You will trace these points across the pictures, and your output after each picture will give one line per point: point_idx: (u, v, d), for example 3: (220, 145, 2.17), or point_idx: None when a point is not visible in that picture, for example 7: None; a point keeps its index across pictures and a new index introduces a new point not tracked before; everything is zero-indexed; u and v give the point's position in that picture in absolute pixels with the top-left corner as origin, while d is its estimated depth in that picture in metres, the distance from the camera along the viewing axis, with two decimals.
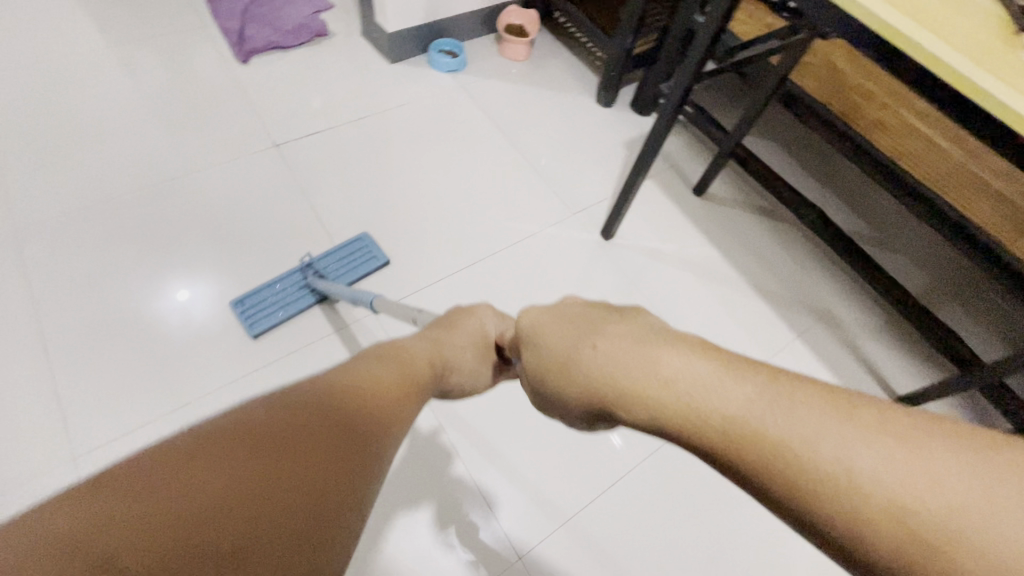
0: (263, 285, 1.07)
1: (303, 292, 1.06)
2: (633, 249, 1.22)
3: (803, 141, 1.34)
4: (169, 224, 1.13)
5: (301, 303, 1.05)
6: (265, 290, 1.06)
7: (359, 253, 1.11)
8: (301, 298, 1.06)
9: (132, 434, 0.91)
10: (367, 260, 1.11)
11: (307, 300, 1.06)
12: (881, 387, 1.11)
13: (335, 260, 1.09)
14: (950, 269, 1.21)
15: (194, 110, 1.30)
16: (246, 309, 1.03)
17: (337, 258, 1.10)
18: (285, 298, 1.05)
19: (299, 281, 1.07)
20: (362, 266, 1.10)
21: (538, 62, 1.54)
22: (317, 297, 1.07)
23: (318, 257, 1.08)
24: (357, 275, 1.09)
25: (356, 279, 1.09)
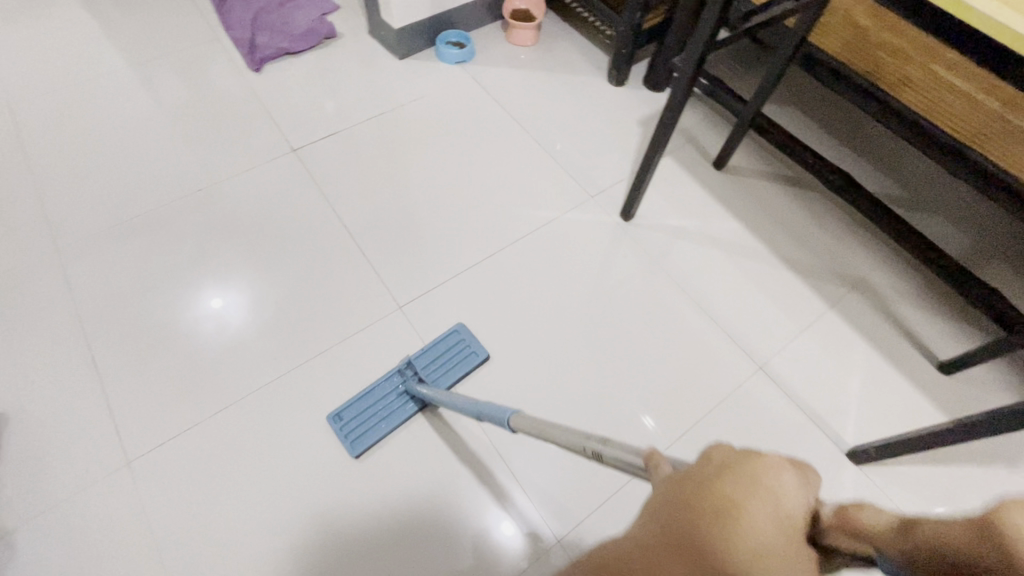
0: (358, 396, 0.99)
1: (405, 400, 0.99)
2: (655, 228, 1.21)
3: (827, 105, 1.29)
4: (199, 235, 1.16)
5: (400, 415, 0.97)
6: (364, 402, 0.98)
7: (458, 352, 1.02)
8: (402, 407, 0.98)
9: (178, 438, 0.95)
10: (466, 356, 1.02)
11: (405, 412, 0.98)
12: (922, 352, 1.06)
13: (432, 357, 1.01)
14: (989, 225, 1.16)
15: (215, 122, 1.33)
16: (260, 315, 1.07)
17: (434, 355, 1.01)
18: (385, 412, 0.98)
19: (398, 388, 1.00)
20: (463, 365, 1.01)
21: (547, 47, 1.52)
22: (420, 404, 0.99)
23: (418, 356, 1.01)
24: (456, 374, 1.00)
25: (456, 381, 1.00)
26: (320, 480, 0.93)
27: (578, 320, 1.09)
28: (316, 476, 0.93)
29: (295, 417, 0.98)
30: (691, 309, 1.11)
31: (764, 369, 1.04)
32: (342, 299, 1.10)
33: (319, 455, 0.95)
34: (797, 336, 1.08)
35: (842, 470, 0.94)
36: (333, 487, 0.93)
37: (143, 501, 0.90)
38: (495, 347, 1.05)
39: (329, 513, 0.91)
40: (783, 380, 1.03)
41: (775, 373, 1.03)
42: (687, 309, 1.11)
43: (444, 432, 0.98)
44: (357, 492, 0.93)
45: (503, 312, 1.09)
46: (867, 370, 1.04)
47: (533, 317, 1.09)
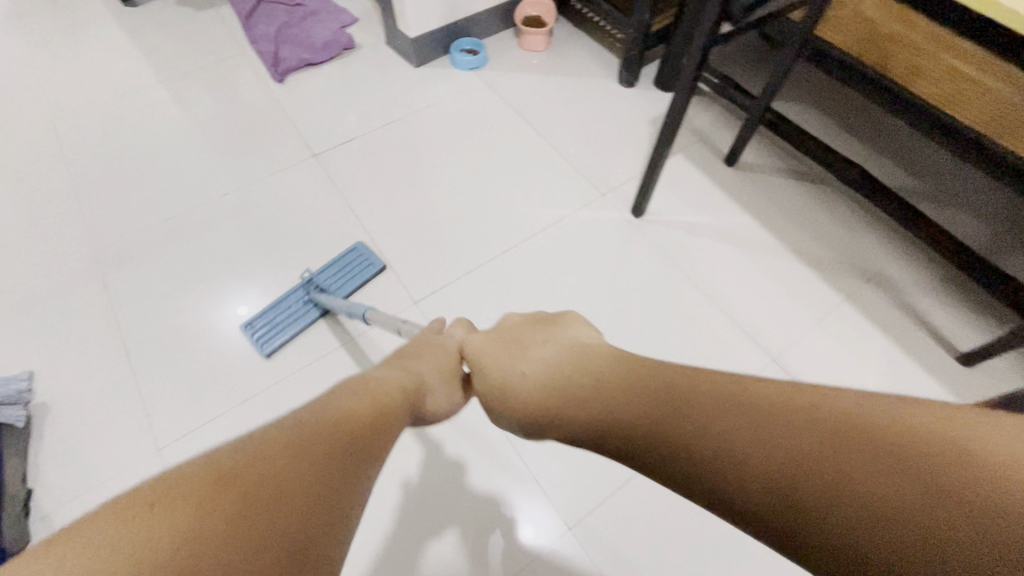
0: (271, 304, 1.10)
1: (308, 307, 1.10)
2: (667, 224, 1.22)
3: (840, 99, 1.29)
4: (226, 236, 1.22)
5: (306, 318, 1.09)
6: (276, 309, 1.09)
7: (356, 263, 1.14)
8: (306, 313, 1.09)
9: (205, 428, 0.99)
10: (364, 268, 1.14)
11: (310, 315, 1.09)
12: (940, 343, 1.05)
13: (333, 273, 1.12)
14: (1009, 215, 1.14)
15: (241, 130, 1.40)
16: (256, 330, 1.07)
17: (335, 271, 1.13)
18: (293, 314, 1.09)
19: (302, 298, 1.11)
20: (359, 276, 1.13)
21: (558, 52, 1.55)
22: (319, 310, 1.10)
23: (319, 272, 1.11)
24: (355, 283, 1.12)
25: (356, 287, 1.12)
26: None
27: (590, 313, 1.10)
28: None
29: None
30: (703, 302, 1.11)
31: (777, 361, 1.04)
32: (359, 294, 1.14)
33: None
34: (811, 328, 1.07)
35: None
36: None
37: None
38: None
39: None
40: (797, 371, 1.02)
41: (788, 365, 1.03)
42: (699, 302, 1.11)
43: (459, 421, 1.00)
44: None
45: (516, 305, 1.11)
46: (885, 362, 1.03)
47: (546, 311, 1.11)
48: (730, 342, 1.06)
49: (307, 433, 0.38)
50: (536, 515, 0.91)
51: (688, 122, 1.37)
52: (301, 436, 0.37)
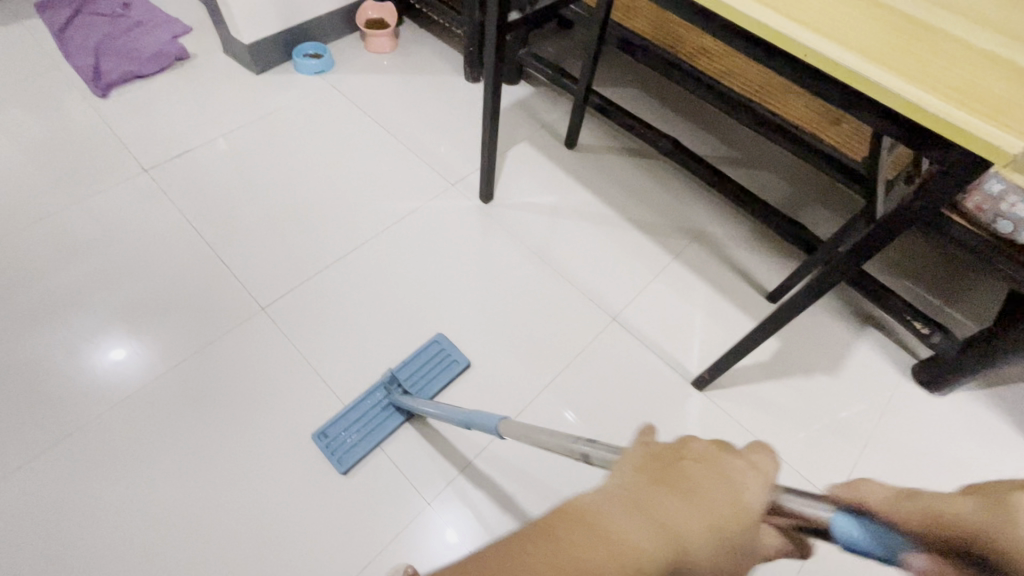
0: (344, 409, 0.97)
1: (387, 410, 0.97)
2: (515, 206, 1.28)
3: (661, 87, 1.47)
4: (38, 262, 1.10)
5: (386, 427, 0.96)
6: (345, 414, 0.96)
7: (437, 359, 1.03)
8: (385, 417, 0.97)
9: (14, 477, 0.87)
10: (446, 365, 1.03)
11: (394, 420, 0.97)
12: (752, 286, 1.19)
13: (416, 368, 1.02)
14: (801, 176, 1.36)
15: (59, 149, 1.29)
16: (330, 440, 0.94)
17: (418, 366, 1.02)
18: (365, 422, 0.96)
19: (381, 399, 0.98)
20: (444, 373, 1.02)
21: (405, 52, 1.58)
22: (403, 412, 0.97)
23: (399, 368, 1.01)
24: (438, 383, 1.01)
25: (438, 393, 1.01)
26: (181, 491, 0.89)
27: (445, 298, 1.13)
28: (172, 488, 0.89)
29: (150, 432, 0.93)
30: (550, 275, 1.18)
31: (618, 319, 1.13)
32: (201, 309, 1.08)
33: (178, 464, 0.91)
34: (647, 287, 1.18)
35: (690, 399, 1.04)
36: (191, 495, 0.88)
37: None
38: (365, 333, 1.07)
39: (187, 522, 0.86)
40: (635, 326, 1.12)
41: (627, 322, 1.12)
42: (547, 275, 1.18)
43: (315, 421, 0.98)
44: (219, 497, 0.89)
45: (371, 300, 1.12)
46: (709, 308, 1.15)
47: (401, 303, 1.12)
48: (577, 307, 1.14)
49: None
50: (436, 515, 0.90)
51: (529, 111, 1.46)
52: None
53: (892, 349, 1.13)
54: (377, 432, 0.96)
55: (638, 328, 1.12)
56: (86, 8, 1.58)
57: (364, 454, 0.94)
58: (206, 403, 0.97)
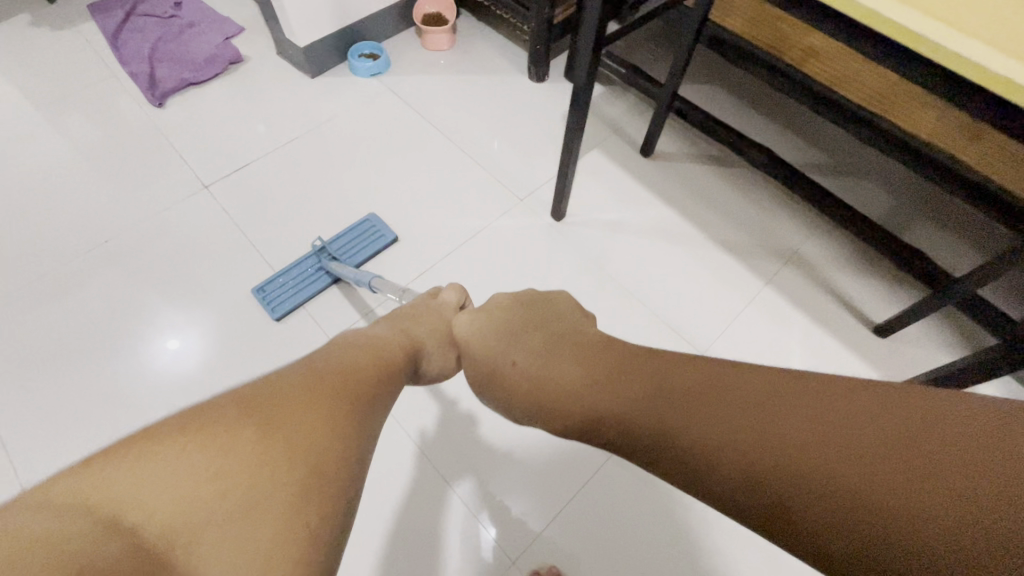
0: (289, 266, 1.11)
1: (319, 274, 1.10)
2: (589, 224, 1.19)
3: (749, 84, 1.31)
4: (110, 287, 1.10)
5: (317, 285, 1.09)
6: (285, 274, 1.10)
7: (368, 233, 1.15)
8: (316, 280, 1.09)
9: None
10: (375, 240, 1.14)
11: (322, 281, 1.10)
12: (857, 317, 1.08)
13: (345, 241, 1.13)
14: (910, 183, 1.18)
15: (120, 164, 1.26)
16: (268, 293, 1.08)
17: (349, 240, 1.13)
18: (301, 281, 1.09)
19: (315, 265, 1.11)
20: (370, 246, 1.13)
21: (464, 49, 1.48)
22: (332, 277, 1.11)
23: (330, 241, 1.12)
24: (365, 253, 1.12)
25: (365, 258, 1.12)
26: None
27: None
28: None
29: None
30: (629, 301, 1.10)
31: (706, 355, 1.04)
32: (271, 338, 1.05)
33: None
34: (737, 317, 1.08)
35: None
36: None
37: None
38: None
39: None
40: None
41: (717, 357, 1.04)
42: (626, 302, 1.10)
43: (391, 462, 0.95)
44: None
45: None
46: (805, 341, 1.05)
47: None
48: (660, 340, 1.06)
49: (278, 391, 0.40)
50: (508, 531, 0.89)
51: (601, 115, 1.35)
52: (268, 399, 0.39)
53: None
54: (441, 460, 0.94)
55: None
56: (138, 8, 1.53)
57: (433, 488, 0.92)
58: None
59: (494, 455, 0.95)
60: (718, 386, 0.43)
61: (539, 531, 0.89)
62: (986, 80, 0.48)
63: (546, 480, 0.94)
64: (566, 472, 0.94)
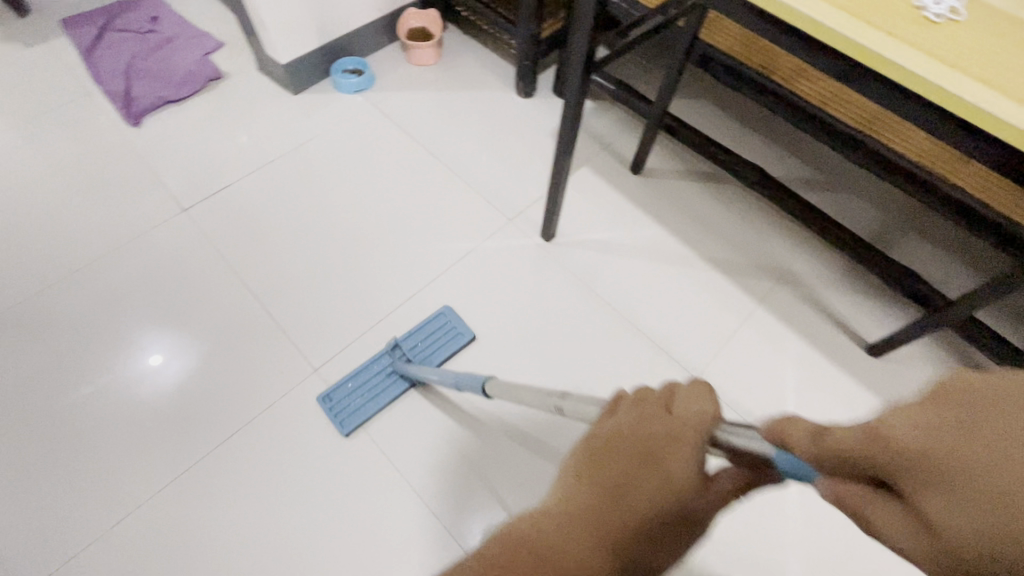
0: (354, 372, 1.00)
1: (393, 379, 0.99)
2: (580, 244, 1.17)
3: (738, 101, 1.30)
4: (84, 318, 1.05)
5: (390, 393, 0.99)
6: (351, 380, 0.99)
7: (444, 332, 1.04)
8: (393, 385, 0.99)
9: (79, 561, 0.85)
10: (453, 337, 1.04)
11: (398, 386, 0.99)
12: (850, 337, 1.07)
13: (419, 337, 1.03)
14: (898, 200, 1.18)
15: (94, 186, 1.22)
16: (336, 403, 0.97)
17: (422, 336, 1.03)
18: (378, 389, 0.99)
19: (386, 367, 1.00)
20: (450, 346, 1.03)
21: (450, 64, 1.46)
22: (410, 381, 1.00)
23: (406, 337, 1.02)
24: (445, 354, 1.02)
25: (445, 360, 1.02)
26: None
27: (509, 352, 1.04)
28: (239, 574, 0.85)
29: (215, 511, 0.90)
30: (622, 324, 1.08)
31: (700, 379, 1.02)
32: (255, 368, 1.02)
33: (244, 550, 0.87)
34: (730, 339, 1.07)
35: None
36: None
37: None
38: (424, 394, 1.00)
39: None
40: (719, 387, 1.02)
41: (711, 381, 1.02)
42: (619, 325, 1.08)
43: (381, 498, 0.92)
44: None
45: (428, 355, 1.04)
46: (799, 362, 1.04)
47: (460, 357, 1.04)
48: (654, 364, 1.04)
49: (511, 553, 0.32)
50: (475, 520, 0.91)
51: (589, 131, 1.33)
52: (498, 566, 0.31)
53: None
54: (401, 453, 0.95)
55: (723, 390, 1.01)
56: (113, 23, 1.49)
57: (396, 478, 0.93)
58: (266, 477, 0.92)
59: (479, 459, 0.95)
60: (652, 437, 0.37)
61: (511, 509, 0.92)
62: (935, 95, 0.49)
63: (517, 476, 0.95)
64: (542, 463, 0.96)
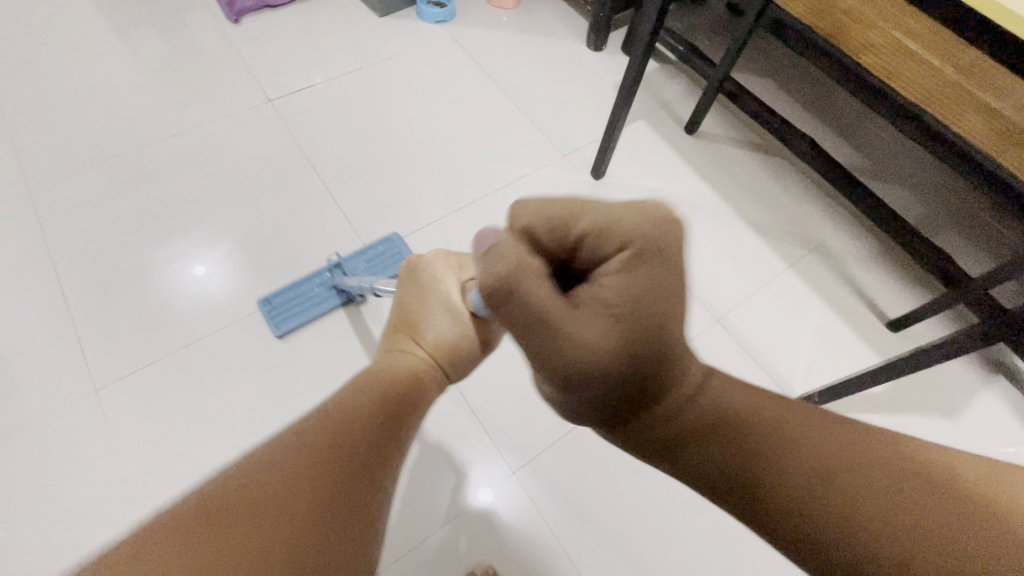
0: (290, 285, 1.07)
1: (330, 293, 1.07)
2: (627, 188, 1.25)
3: (802, 79, 1.34)
4: (173, 176, 1.18)
5: (327, 304, 1.06)
6: (293, 291, 1.06)
7: (389, 253, 1.11)
8: (327, 300, 1.06)
9: (144, 372, 0.97)
10: (397, 259, 1.10)
11: (332, 300, 1.07)
12: (872, 311, 1.12)
13: (361, 258, 1.09)
14: (945, 192, 1.20)
15: (193, 67, 1.33)
16: (274, 308, 1.04)
17: (366, 258, 1.09)
18: (313, 299, 1.06)
19: (326, 282, 1.08)
20: (393, 267, 1.09)
21: (528, 11, 1.53)
22: (342, 299, 1.07)
23: (347, 258, 1.08)
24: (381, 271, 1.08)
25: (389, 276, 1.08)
26: (293, 414, 0.97)
27: None
28: (282, 408, 0.97)
29: (269, 352, 1.02)
30: None
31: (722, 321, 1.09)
32: (315, 246, 1.13)
33: (291, 391, 0.99)
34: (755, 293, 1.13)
35: None
36: (303, 420, 0.97)
37: (109, 425, 0.92)
38: None
39: None
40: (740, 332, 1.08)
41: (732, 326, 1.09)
42: None
43: None
44: None
45: None
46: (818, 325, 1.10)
47: None
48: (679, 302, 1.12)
49: (296, 440, 0.40)
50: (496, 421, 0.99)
51: (652, 90, 1.39)
52: (261, 477, 0.37)
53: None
54: None
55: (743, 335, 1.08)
56: None
57: None
58: (316, 335, 1.04)
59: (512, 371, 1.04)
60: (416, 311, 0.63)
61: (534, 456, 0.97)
62: None
63: (537, 435, 0.99)
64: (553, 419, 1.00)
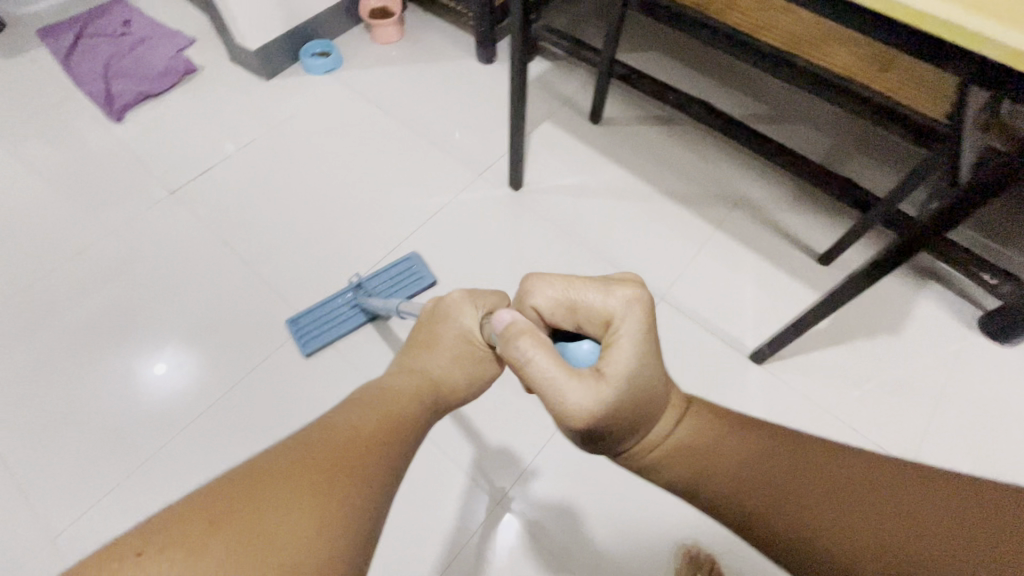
0: (320, 303, 1.10)
1: (354, 311, 1.09)
2: (547, 190, 1.26)
3: (685, 46, 1.38)
4: (85, 293, 1.13)
5: (352, 323, 1.08)
6: (321, 307, 1.09)
7: (407, 274, 1.13)
8: (351, 317, 1.08)
9: (101, 504, 0.93)
10: (414, 281, 1.12)
11: (357, 320, 1.08)
12: (801, 250, 1.17)
13: (385, 279, 1.11)
14: (838, 121, 1.26)
15: (83, 177, 1.28)
16: (302, 327, 1.07)
17: (387, 278, 1.12)
18: (337, 319, 1.08)
19: (350, 301, 1.10)
20: (412, 287, 1.11)
21: (413, 40, 1.53)
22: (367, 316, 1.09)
23: (370, 278, 1.11)
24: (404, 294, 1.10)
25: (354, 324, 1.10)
26: None
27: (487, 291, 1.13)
28: None
29: (226, 447, 0.98)
30: (592, 256, 1.17)
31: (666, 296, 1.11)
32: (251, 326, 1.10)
33: None
34: (691, 261, 1.16)
35: (749, 371, 1.03)
36: None
37: None
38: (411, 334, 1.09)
39: None
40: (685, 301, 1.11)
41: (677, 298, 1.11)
42: (589, 258, 1.17)
43: None
44: None
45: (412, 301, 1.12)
46: (757, 278, 1.14)
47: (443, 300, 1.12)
48: None
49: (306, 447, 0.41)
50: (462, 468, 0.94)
51: (551, 89, 1.41)
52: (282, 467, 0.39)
53: (955, 300, 1.10)
54: None
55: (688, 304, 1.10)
56: (87, 30, 1.55)
57: None
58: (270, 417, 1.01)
59: None
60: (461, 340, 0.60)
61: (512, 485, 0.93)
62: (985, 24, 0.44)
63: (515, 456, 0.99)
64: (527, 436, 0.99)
